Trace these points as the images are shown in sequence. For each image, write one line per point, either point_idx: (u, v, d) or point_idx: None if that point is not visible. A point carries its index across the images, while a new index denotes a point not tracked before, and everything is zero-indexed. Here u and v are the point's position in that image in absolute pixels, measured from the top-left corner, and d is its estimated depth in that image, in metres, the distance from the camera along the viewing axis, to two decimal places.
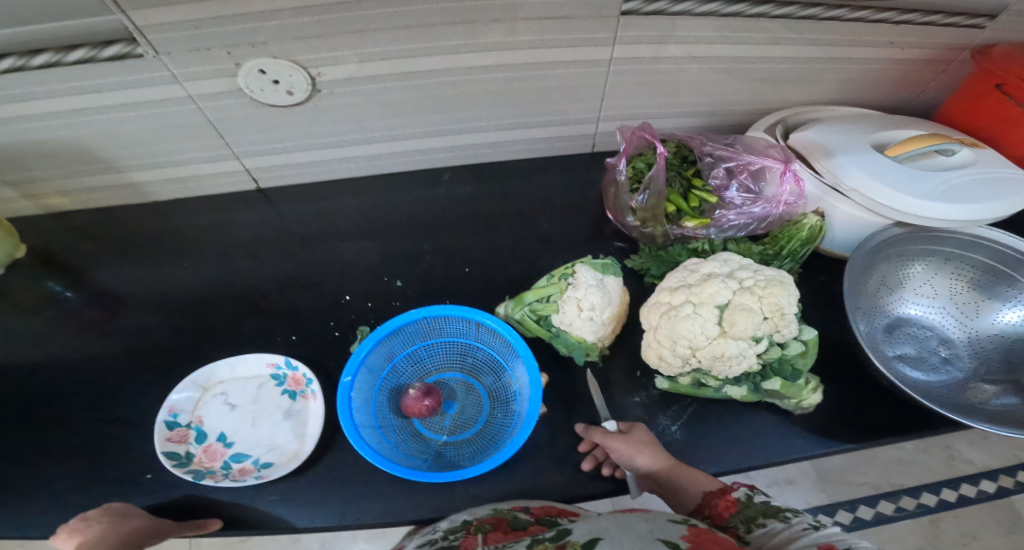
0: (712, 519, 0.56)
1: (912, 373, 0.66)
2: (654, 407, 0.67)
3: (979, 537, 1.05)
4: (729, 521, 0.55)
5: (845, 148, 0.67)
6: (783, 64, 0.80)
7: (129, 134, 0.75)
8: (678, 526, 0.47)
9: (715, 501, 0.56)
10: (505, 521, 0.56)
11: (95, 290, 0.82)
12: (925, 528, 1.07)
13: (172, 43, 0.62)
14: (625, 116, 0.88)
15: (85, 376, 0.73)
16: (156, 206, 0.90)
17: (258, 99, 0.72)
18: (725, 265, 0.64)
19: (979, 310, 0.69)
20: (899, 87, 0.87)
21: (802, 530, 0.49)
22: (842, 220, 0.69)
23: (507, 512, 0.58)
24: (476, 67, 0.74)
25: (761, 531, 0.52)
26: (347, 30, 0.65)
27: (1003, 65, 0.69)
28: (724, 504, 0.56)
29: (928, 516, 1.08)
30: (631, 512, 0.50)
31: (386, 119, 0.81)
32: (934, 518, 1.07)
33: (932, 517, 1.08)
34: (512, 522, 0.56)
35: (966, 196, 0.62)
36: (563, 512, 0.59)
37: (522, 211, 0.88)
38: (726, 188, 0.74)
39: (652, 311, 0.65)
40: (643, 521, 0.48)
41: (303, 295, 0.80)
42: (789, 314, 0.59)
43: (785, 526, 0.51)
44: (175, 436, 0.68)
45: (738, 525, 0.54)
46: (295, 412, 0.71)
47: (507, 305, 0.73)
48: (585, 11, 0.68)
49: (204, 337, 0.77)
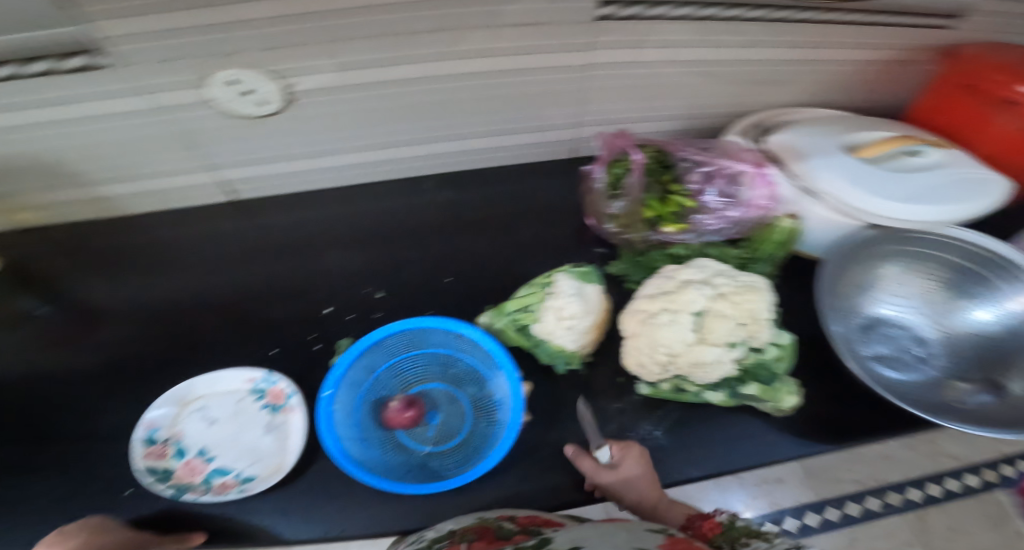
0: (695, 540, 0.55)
1: (889, 374, 0.66)
2: (636, 413, 0.66)
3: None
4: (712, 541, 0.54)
5: (819, 150, 0.67)
6: (760, 67, 0.80)
7: (104, 146, 0.74)
8: (656, 535, 0.46)
9: (698, 523, 0.56)
10: (490, 530, 0.54)
11: (70, 305, 0.80)
12: None
13: (139, 54, 0.61)
14: (603, 120, 0.87)
15: (59, 393, 0.72)
16: (134, 218, 0.89)
17: (228, 110, 0.71)
18: (702, 272, 0.64)
19: (953, 308, 0.69)
20: (877, 89, 0.88)
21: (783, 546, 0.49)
22: (818, 223, 0.68)
23: (492, 521, 0.56)
24: (455, 74, 0.74)
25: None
26: (323, 39, 0.65)
27: (970, 65, 0.69)
28: (707, 526, 0.55)
29: None
30: (612, 522, 0.49)
31: (365, 128, 0.80)
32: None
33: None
34: (497, 531, 0.54)
35: (935, 197, 0.62)
36: (550, 521, 0.57)
37: (502, 218, 0.88)
38: (703, 193, 0.73)
39: (630, 318, 0.64)
40: (623, 531, 0.47)
41: (283, 307, 0.79)
42: (766, 320, 0.60)
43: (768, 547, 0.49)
44: (154, 452, 0.66)
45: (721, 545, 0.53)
46: (276, 426, 0.68)
47: (488, 314, 0.73)
48: (559, 16, 0.68)
49: (182, 351, 0.76)
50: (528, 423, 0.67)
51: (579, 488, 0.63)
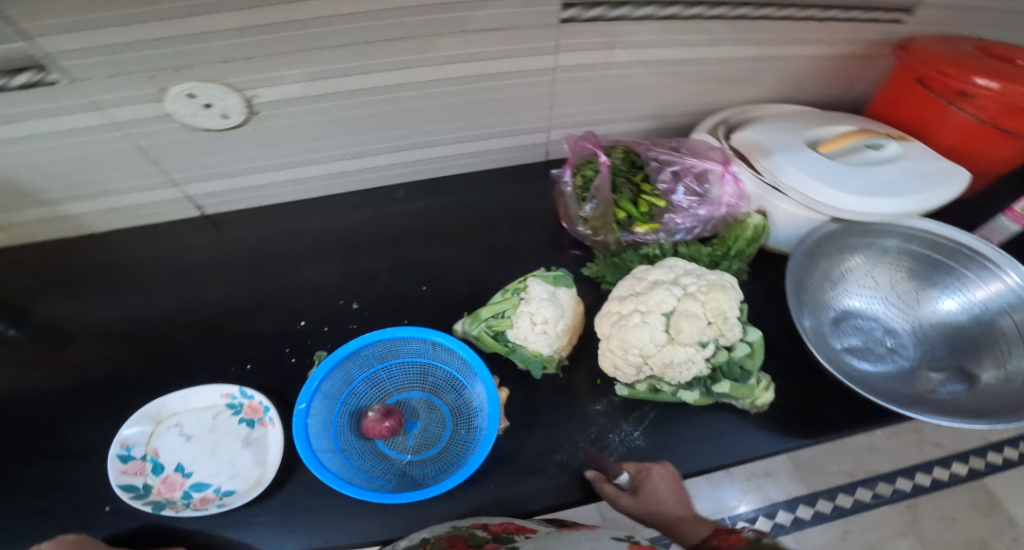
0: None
1: (860, 365, 0.66)
2: (615, 414, 0.66)
3: (958, 520, 0.95)
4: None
5: (782, 146, 0.68)
6: (725, 65, 0.80)
7: (64, 163, 0.72)
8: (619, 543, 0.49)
9: (722, 535, 0.55)
10: (462, 539, 0.54)
11: (34, 327, 0.78)
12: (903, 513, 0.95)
13: (88, 69, 0.60)
14: (575, 123, 0.87)
15: (24, 419, 0.69)
16: (104, 235, 0.87)
17: (190, 124, 0.70)
18: (671, 272, 0.64)
19: (919, 298, 0.70)
20: (841, 85, 0.89)
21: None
22: (783, 218, 0.69)
23: (466, 529, 0.56)
24: (425, 82, 0.74)
25: None
26: (289, 50, 0.64)
27: (922, 60, 0.70)
28: (730, 537, 0.54)
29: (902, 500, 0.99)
30: (577, 531, 0.52)
31: (335, 138, 0.79)
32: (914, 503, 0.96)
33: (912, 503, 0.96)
34: (469, 539, 0.54)
35: (896, 190, 0.62)
36: (522, 528, 0.57)
37: (477, 223, 0.87)
38: (673, 192, 0.74)
39: (604, 321, 0.64)
40: (588, 540, 0.49)
41: (256, 320, 0.78)
42: (732, 318, 0.60)
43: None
44: (130, 469, 0.64)
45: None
46: (254, 440, 0.67)
47: (463, 323, 0.72)
48: (523, 20, 0.68)
49: (152, 370, 0.73)
50: (509, 427, 0.66)
51: (564, 492, 0.62)
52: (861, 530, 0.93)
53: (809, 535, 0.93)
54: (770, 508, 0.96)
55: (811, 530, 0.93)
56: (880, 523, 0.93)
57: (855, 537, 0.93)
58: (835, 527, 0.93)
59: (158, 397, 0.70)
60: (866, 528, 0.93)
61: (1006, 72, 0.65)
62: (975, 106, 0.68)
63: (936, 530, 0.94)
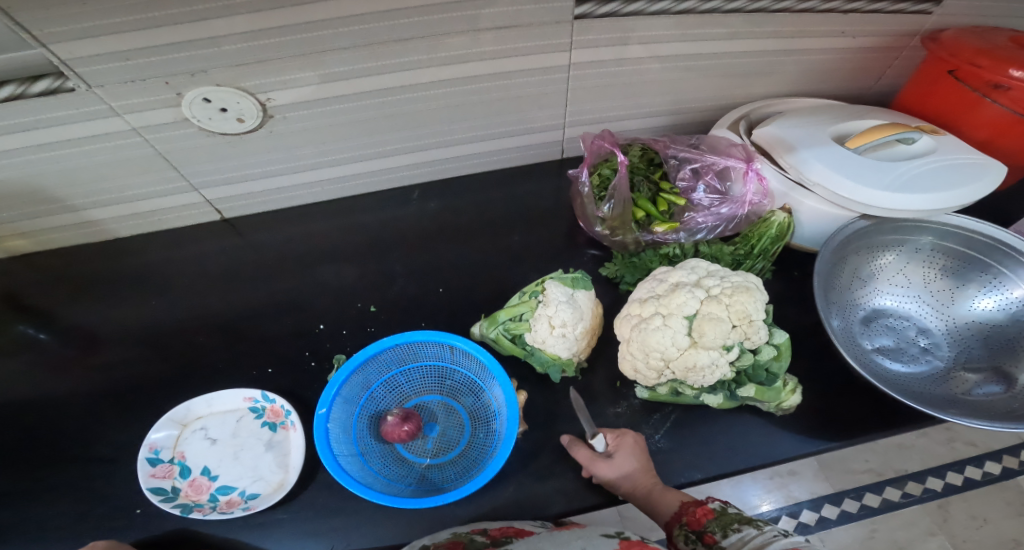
0: (690, 525, 0.54)
1: (891, 366, 0.64)
2: (635, 417, 0.65)
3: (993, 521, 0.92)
4: (705, 527, 0.53)
5: (808, 142, 0.65)
6: (743, 59, 0.78)
7: (86, 170, 0.73)
8: (610, 540, 0.51)
9: (692, 509, 0.55)
10: (461, 543, 0.54)
11: (61, 332, 0.78)
12: (935, 514, 0.93)
13: (103, 75, 0.60)
14: (589, 120, 0.86)
15: (55, 423, 0.70)
16: (129, 239, 0.87)
17: (206, 129, 0.70)
18: (692, 274, 0.63)
19: (954, 297, 0.68)
20: (864, 77, 0.86)
21: (773, 537, 0.49)
22: (809, 215, 0.68)
23: (465, 536, 0.55)
24: (438, 81, 0.73)
25: (737, 536, 0.50)
26: (304, 53, 0.64)
27: (953, 50, 0.67)
28: (701, 511, 0.54)
29: (938, 500, 0.93)
30: (568, 530, 0.53)
31: (349, 140, 0.79)
32: (944, 503, 0.93)
33: (942, 502, 0.94)
34: (468, 545, 0.53)
35: (928, 185, 0.60)
36: (522, 530, 0.56)
37: (492, 223, 0.87)
38: (693, 190, 0.73)
39: (624, 324, 0.63)
40: (578, 538, 0.51)
41: (275, 324, 0.78)
42: (757, 321, 0.58)
43: (758, 532, 0.50)
44: (159, 472, 0.64)
45: (714, 531, 0.52)
46: (276, 443, 0.67)
47: (480, 325, 0.71)
48: (535, 17, 0.67)
49: (176, 374, 0.74)
50: (529, 430, 0.65)
51: (586, 496, 0.61)
52: (889, 530, 0.91)
53: (835, 534, 0.91)
54: (793, 507, 0.94)
55: (837, 529, 0.91)
56: (909, 523, 0.92)
57: (883, 537, 0.91)
58: (862, 526, 0.91)
59: (183, 401, 0.70)
60: (895, 527, 0.91)
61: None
62: (1009, 98, 0.65)
63: (967, 530, 0.91)
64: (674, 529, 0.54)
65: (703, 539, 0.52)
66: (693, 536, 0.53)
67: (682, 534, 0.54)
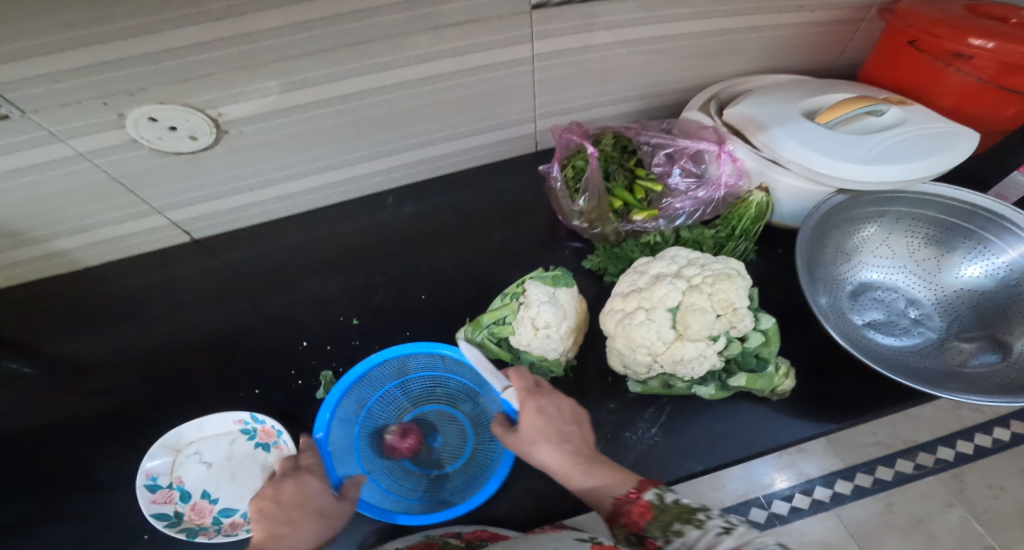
0: (629, 528, 0.49)
1: (884, 341, 0.63)
2: (630, 411, 0.63)
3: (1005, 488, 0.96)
4: (645, 531, 0.48)
5: (778, 119, 0.63)
6: (710, 38, 0.77)
7: (38, 200, 0.69)
8: (581, 544, 0.48)
9: (627, 508, 0.49)
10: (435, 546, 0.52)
11: (38, 365, 0.75)
12: None
13: (38, 99, 0.57)
14: (560, 111, 0.84)
15: (33, 465, 0.66)
16: (105, 266, 0.84)
17: (158, 148, 0.67)
18: (672, 264, 0.61)
19: (940, 266, 0.67)
20: (834, 49, 0.85)
21: (717, 538, 0.45)
22: (786, 192, 0.66)
23: (439, 538, 0.54)
24: (402, 83, 0.70)
25: (680, 542, 0.46)
26: (260, 62, 0.61)
27: (909, 22, 0.65)
28: (637, 512, 0.48)
29: None
30: (543, 533, 0.51)
31: (314, 150, 0.77)
32: None
33: None
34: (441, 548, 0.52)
35: (901, 156, 0.58)
36: (496, 534, 0.55)
37: (472, 224, 0.84)
38: (668, 175, 0.70)
39: (608, 320, 0.61)
40: (552, 541, 0.49)
41: (254, 344, 0.74)
42: (742, 308, 0.56)
43: (701, 533, 0.46)
44: (159, 498, 0.61)
45: (655, 535, 0.48)
46: (271, 464, 0.65)
47: (465, 331, 0.69)
48: (493, 10, 0.64)
49: (158, 402, 0.70)
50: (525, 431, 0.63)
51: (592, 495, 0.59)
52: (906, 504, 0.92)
53: None
54: (807, 484, 1.00)
55: None
56: None
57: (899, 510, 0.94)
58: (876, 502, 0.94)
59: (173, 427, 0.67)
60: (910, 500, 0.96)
61: (1000, 28, 0.61)
62: (972, 66, 0.64)
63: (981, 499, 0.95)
64: (615, 528, 0.50)
65: (645, 544, 0.48)
66: (634, 539, 0.49)
67: (624, 533, 0.50)
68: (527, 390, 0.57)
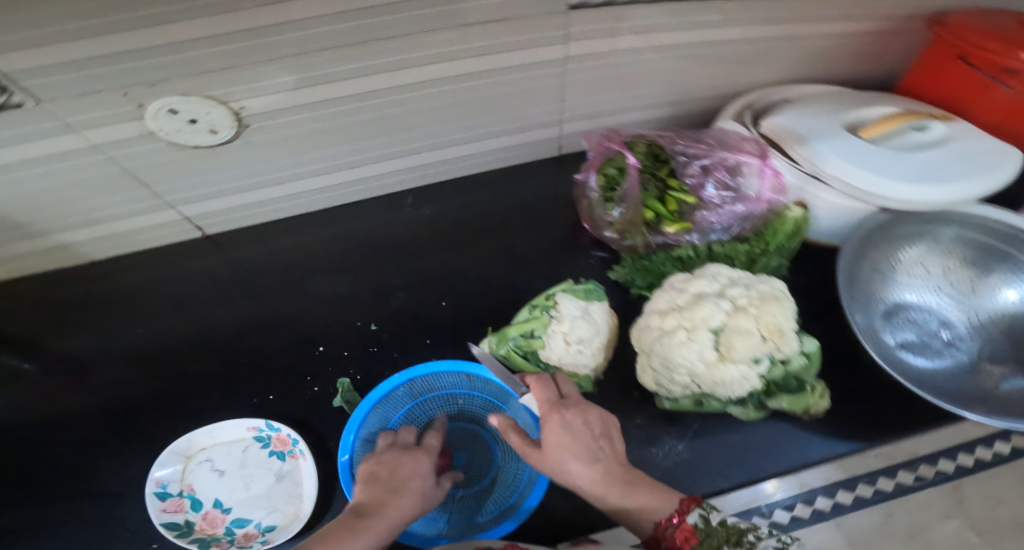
0: None
1: (917, 362, 0.62)
2: (656, 427, 0.62)
3: None
4: None
5: (819, 133, 0.62)
6: (743, 46, 0.75)
7: (48, 192, 0.67)
8: None
9: (670, 532, 0.48)
10: None
11: (43, 361, 0.73)
12: None
13: (53, 88, 0.55)
14: (586, 115, 0.82)
15: (39, 467, 0.64)
16: (113, 260, 0.82)
17: (176, 141, 0.65)
18: (715, 282, 0.60)
19: (975, 286, 0.66)
20: (867, 60, 0.83)
21: None
22: (825, 209, 0.65)
23: None
24: (427, 81, 0.68)
25: None
26: (283, 55, 0.59)
27: (963, 36, 0.64)
28: (681, 536, 0.48)
29: None
30: None
31: (333, 148, 0.74)
32: None
33: None
34: None
35: (949, 175, 0.57)
36: None
37: (491, 228, 0.82)
38: (702, 187, 0.67)
39: (643, 336, 0.60)
40: None
41: (268, 347, 0.73)
42: (788, 331, 0.55)
43: None
44: (169, 506, 0.60)
45: None
46: (286, 473, 0.63)
47: (489, 342, 0.67)
48: (525, 9, 0.62)
49: (169, 405, 0.68)
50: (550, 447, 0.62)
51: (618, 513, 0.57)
52: None
53: None
54: None
55: None
56: None
57: None
58: None
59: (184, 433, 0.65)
60: None
61: None
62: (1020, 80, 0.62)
63: None
64: None
65: None
66: None
67: None
68: (551, 403, 0.56)
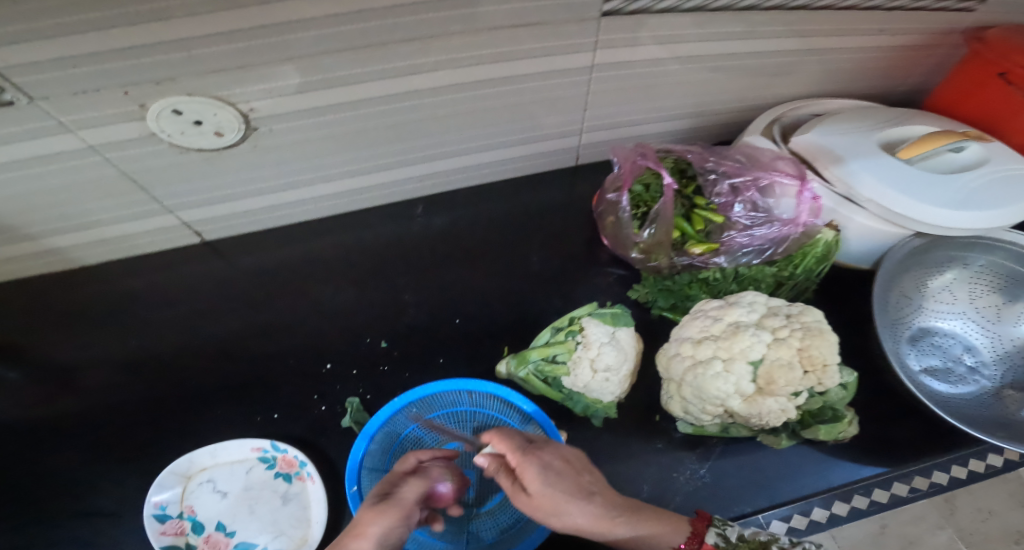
0: None
1: (940, 387, 0.61)
2: (677, 451, 0.60)
3: None
4: None
5: (855, 152, 0.61)
6: (769, 59, 0.73)
7: (38, 195, 0.63)
8: None
9: None
10: None
11: (31, 372, 0.69)
12: None
13: (47, 85, 0.51)
14: (606, 124, 0.80)
15: (27, 486, 0.60)
16: (107, 264, 0.78)
17: (179, 143, 0.62)
18: (752, 313, 0.59)
19: (1000, 314, 0.65)
20: (890, 76, 0.82)
21: None
22: (857, 232, 0.63)
23: None
24: (442, 87, 0.65)
25: None
26: (293, 56, 0.56)
27: (1002, 51, 0.64)
28: None
29: None
30: None
31: (343, 153, 0.71)
32: None
33: None
34: None
35: (986, 200, 0.56)
36: None
37: (505, 238, 0.80)
38: (731, 207, 0.66)
39: (674, 363, 0.59)
40: None
41: (273, 360, 0.70)
42: (832, 366, 0.54)
43: None
44: (170, 528, 0.57)
45: None
46: (293, 495, 0.60)
47: (508, 363, 0.65)
48: (549, 15, 0.59)
49: (167, 421, 0.65)
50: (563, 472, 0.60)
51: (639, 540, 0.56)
52: None
53: None
54: None
55: None
56: None
57: None
58: None
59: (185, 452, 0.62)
60: None
61: None
62: None
63: None
64: None
65: None
66: None
67: None
68: (523, 449, 0.48)
